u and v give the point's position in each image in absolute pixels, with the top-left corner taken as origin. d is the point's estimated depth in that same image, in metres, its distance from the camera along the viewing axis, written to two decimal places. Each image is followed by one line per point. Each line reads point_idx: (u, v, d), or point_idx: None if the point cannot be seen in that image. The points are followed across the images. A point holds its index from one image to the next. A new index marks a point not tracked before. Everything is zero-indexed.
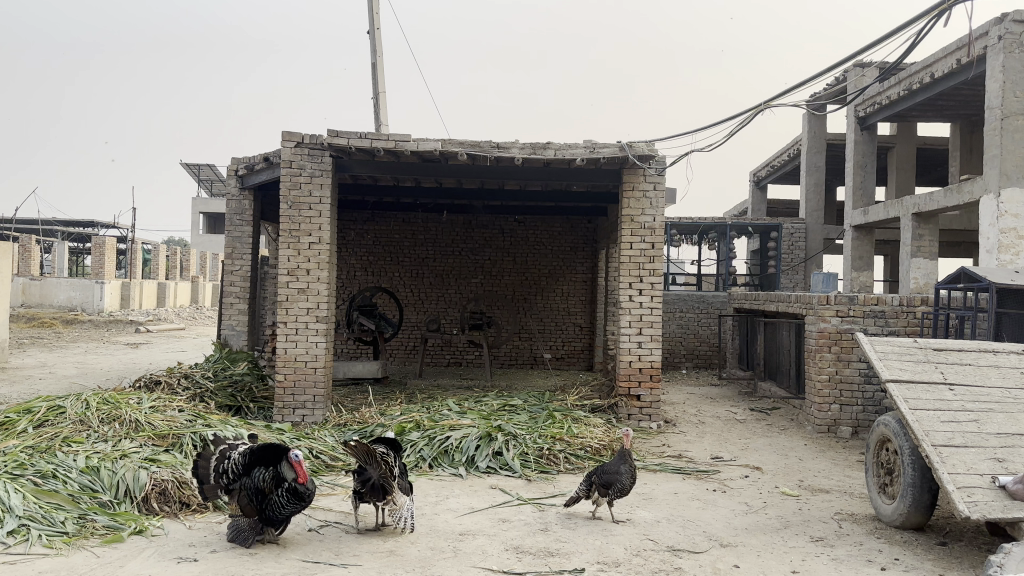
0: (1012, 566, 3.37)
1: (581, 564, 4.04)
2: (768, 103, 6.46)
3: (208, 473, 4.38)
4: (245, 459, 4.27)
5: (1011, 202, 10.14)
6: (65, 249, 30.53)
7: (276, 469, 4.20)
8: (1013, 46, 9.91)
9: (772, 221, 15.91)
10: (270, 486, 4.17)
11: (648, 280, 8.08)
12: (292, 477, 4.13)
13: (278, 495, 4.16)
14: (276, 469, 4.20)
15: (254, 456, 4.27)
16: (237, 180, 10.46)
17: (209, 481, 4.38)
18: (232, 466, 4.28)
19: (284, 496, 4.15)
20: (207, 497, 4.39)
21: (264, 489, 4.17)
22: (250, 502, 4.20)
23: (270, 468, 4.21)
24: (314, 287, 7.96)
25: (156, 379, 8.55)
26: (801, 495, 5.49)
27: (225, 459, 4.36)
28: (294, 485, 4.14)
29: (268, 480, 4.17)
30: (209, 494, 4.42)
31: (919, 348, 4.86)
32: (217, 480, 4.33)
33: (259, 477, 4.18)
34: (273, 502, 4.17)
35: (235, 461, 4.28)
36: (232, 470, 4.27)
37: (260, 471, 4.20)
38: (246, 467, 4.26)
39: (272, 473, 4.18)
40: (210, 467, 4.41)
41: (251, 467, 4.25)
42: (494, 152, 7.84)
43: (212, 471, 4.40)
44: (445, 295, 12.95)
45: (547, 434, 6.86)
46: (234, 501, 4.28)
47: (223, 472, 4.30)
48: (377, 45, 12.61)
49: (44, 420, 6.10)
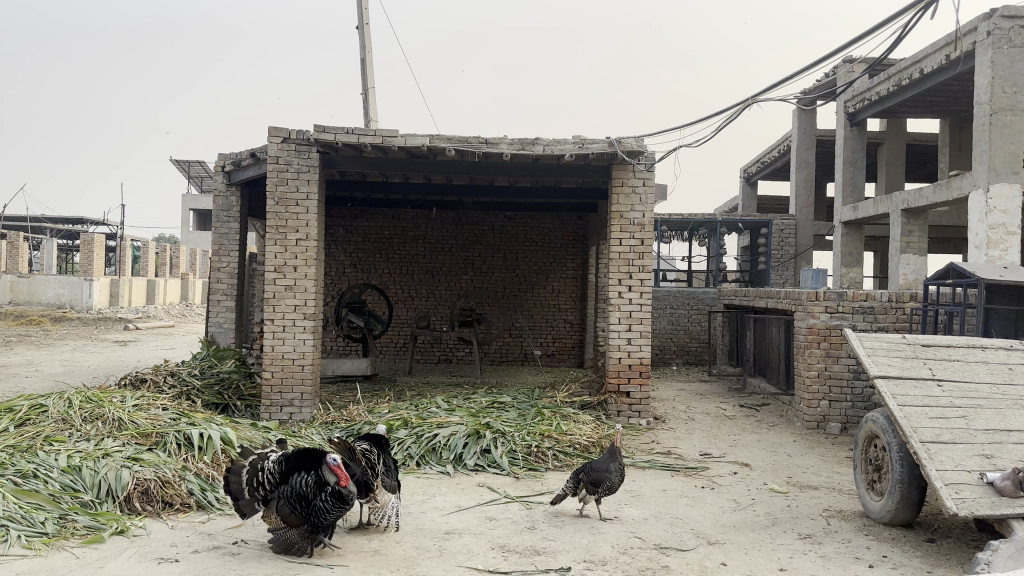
0: (1000, 564, 3.35)
1: (568, 563, 3.99)
2: (757, 97, 6.42)
3: (242, 488, 4.12)
4: (283, 466, 4.14)
5: (1000, 198, 10.17)
6: (54, 246, 30.18)
7: (316, 474, 4.06)
8: (1002, 41, 9.93)
9: (762, 217, 15.77)
10: (312, 491, 4.03)
11: (637, 276, 8.04)
12: (334, 481, 3.98)
13: (321, 500, 4.01)
14: (316, 473, 4.06)
15: (291, 462, 4.14)
16: (224, 175, 10.33)
17: (244, 496, 4.12)
18: (269, 475, 4.14)
19: (327, 500, 4.00)
20: (244, 512, 4.11)
21: (306, 494, 4.03)
22: (292, 510, 4.08)
23: (310, 473, 4.07)
24: (301, 283, 7.87)
25: (142, 377, 8.43)
26: (790, 492, 5.47)
27: (259, 470, 4.16)
28: (337, 488, 3.98)
29: (309, 485, 4.02)
30: (246, 510, 4.12)
31: (907, 344, 4.84)
32: (253, 493, 4.13)
33: (299, 483, 4.04)
34: (316, 508, 4.03)
35: (271, 469, 4.13)
36: (270, 480, 4.13)
37: (300, 476, 4.06)
38: (284, 474, 4.13)
39: (313, 477, 4.04)
40: (242, 481, 4.15)
41: (288, 474, 4.12)
42: (483, 148, 7.76)
43: (244, 485, 4.13)
44: (435, 292, 12.86)
45: (536, 432, 6.80)
46: (274, 512, 4.12)
47: (259, 484, 4.13)
48: (366, 41, 12.49)
49: (25, 419, 5.97)
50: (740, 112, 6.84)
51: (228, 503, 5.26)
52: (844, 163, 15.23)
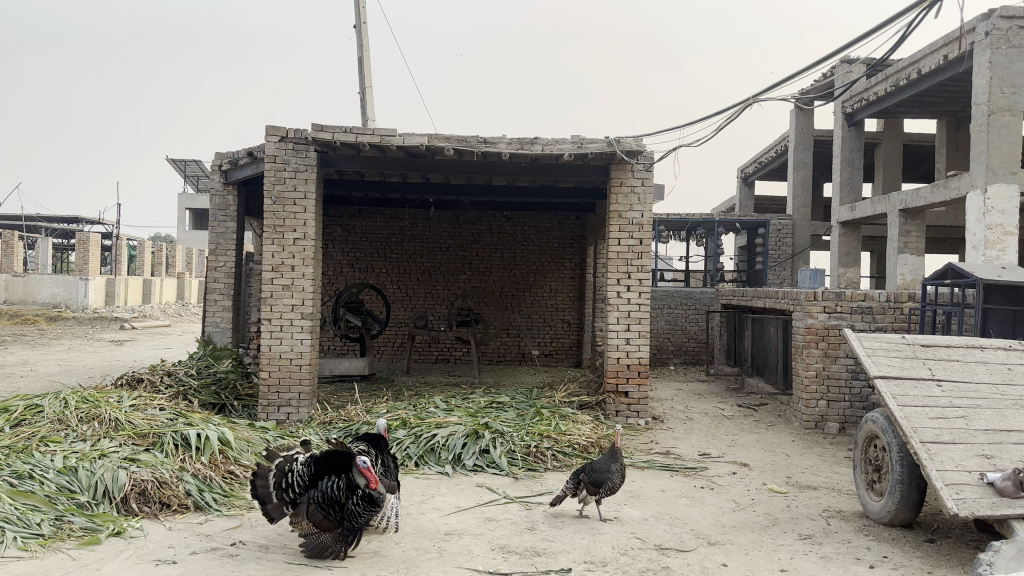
0: (1001, 565, 3.35)
1: (569, 564, 3.98)
2: (758, 96, 6.40)
3: (269, 491, 4.06)
4: (313, 469, 4.11)
5: (998, 198, 10.19)
6: (49, 245, 30.06)
7: (347, 476, 4.02)
8: (999, 42, 9.95)
9: (760, 217, 15.76)
10: (343, 495, 3.99)
11: (636, 276, 8.03)
12: (365, 484, 3.94)
13: (353, 503, 3.98)
14: (347, 476, 4.03)
15: (321, 465, 4.11)
16: (220, 175, 10.26)
17: (273, 500, 4.06)
18: (298, 478, 4.08)
19: (359, 504, 3.97)
20: (271, 517, 4.02)
21: (337, 498, 3.99)
22: (325, 515, 4.01)
23: (341, 476, 4.03)
24: (299, 283, 7.84)
25: (139, 377, 8.40)
26: (790, 492, 5.46)
27: (287, 474, 4.10)
28: (368, 491, 3.94)
29: (341, 488, 3.99)
30: (274, 515, 4.04)
31: (907, 344, 4.84)
32: (281, 496, 4.06)
33: (330, 487, 4.01)
34: (349, 511, 3.99)
35: (301, 472, 4.09)
36: (299, 483, 4.08)
37: (330, 480, 4.03)
38: (313, 477, 4.09)
39: (344, 481, 4.00)
40: (269, 485, 4.09)
41: (318, 477, 4.09)
42: (482, 147, 7.74)
43: (272, 488, 4.07)
44: (432, 292, 12.85)
45: (535, 432, 6.80)
46: (305, 518, 4.03)
47: (288, 488, 4.08)
48: (364, 39, 12.46)
49: (21, 420, 5.94)
50: (741, 112, 6.83)
51: (226, 503, 5.23)
52: (842, 163, 15.24)
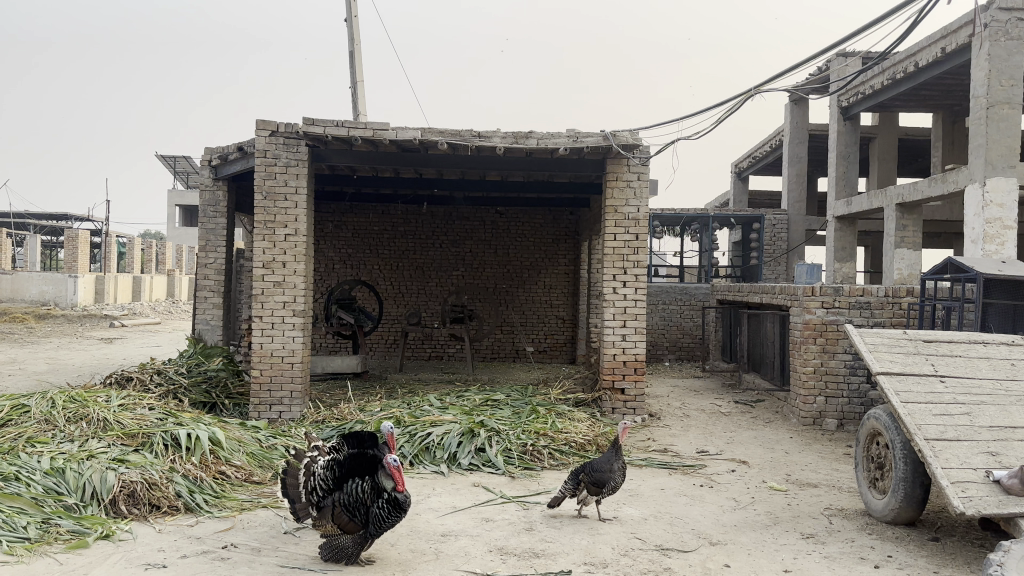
0: (1013, 565, 3.26)
1: (569, 566, 3.89)
2: (759, 87, 6.24)
3: (298, 492, 3.99)
4: (336, 472, 4.02)
5: (996, 192, 10.17)
6: (37, 243, 29.69)
7: (372, 479, 3.93)
8: (999, 34, 9.91)
9: (753, 212, 15.75)
10: (369, 497, 3.89)
11: (632, 272, 7.94)
12: (391, 487, 3.85)
13: (377, 507, 3.86)
14: (372, 479, 3.94)
15: (345, 468, 4.03)
16: (210, 170, 10.07)
17: (300, 500, 3.98)
18: (321, 481, 3.99)
19: (384, 508, 3.84)
20: (298, 517, 3.95)
21: (362, 501, 3.89)
22: (350, 517, 3.91)
23: (366, 478, 3.95)
24: (291, 280, 7.71)
25: (128, 375, 8.24)
26: (790, 490, 5.40)
27: (312, 476, 4.01)
28: (394, 494, 3.85)
29: (366, 490, 3.89)
30: (301, 514, 3.98)
31: (908, 340, 4.77)
32: (308, 498, 3.97)
33: (355, 489, 3.91)
34: (373, 515, 3.86)
35: (323, 475, 3.99)
36: (322, 486, 3.98)
37: (355, 482, 3.94)
38: (337, 481, 4.00)
39: (369, 483, 3.91)
40: (299, 484, 4.01)
41: (343, 481, 4.00)
42: (476, 141, 7.65)
43: (301, 489, 4.00)
44: (425, 288, 12.74)
45: (531, 430, 6.71)
46: (330, 521, 3.94)
47: (314, 489, 3.98)
48: (355, 33, 12.30)
49: (7, 419, 5.80)
50: (741, 103, 6.74)
51: (217, 504, 5.10)
52: (838, 158, 15.19)
